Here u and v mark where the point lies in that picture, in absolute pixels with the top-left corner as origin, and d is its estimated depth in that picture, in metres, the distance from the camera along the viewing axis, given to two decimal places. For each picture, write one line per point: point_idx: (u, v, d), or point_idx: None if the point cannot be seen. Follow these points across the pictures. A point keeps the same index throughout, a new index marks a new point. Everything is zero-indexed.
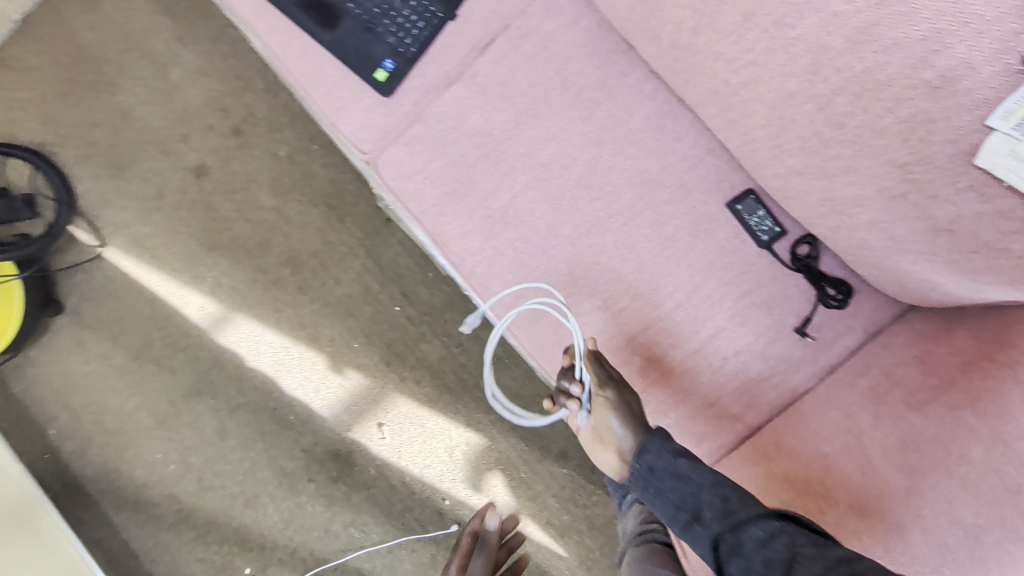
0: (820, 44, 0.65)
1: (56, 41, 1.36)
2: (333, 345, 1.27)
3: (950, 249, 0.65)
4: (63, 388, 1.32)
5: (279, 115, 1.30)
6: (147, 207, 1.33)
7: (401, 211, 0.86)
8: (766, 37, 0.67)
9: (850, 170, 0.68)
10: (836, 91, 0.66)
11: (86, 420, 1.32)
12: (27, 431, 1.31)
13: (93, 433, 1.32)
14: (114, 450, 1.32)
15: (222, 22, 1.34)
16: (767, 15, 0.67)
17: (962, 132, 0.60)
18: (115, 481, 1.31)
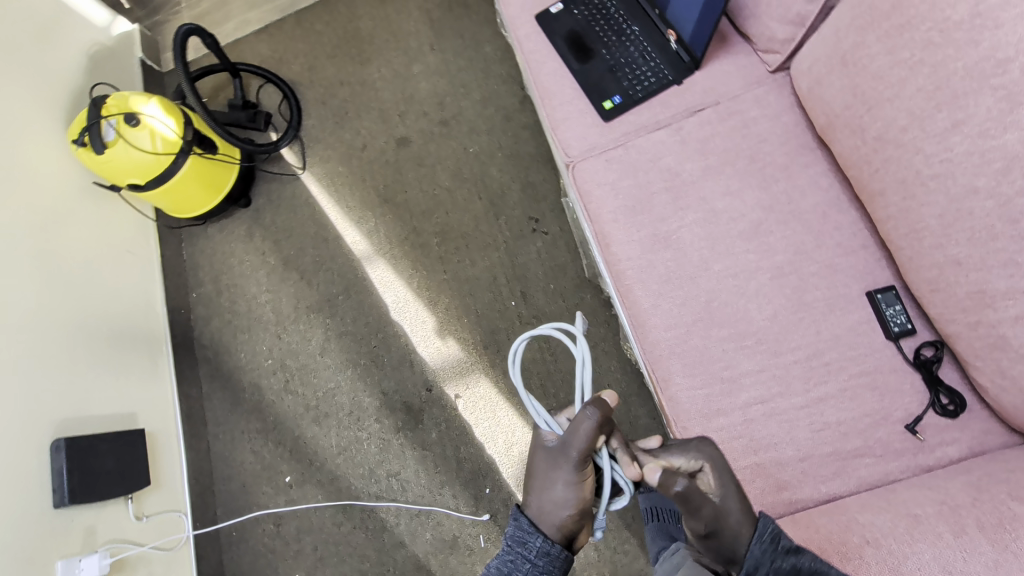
0: (1014, 153, 0.61)
1: (342, 19, 1.75)
2: (447, 314, 1.41)
3: None
4: (220, 265, 1.56)
5: (481, 122, 1.55)
6: (349, 154, 1.60)
7: (580, 211, 1.05)
8: (967, 142, 0.64)
9: (1010, 263, 0.63)
10: (1018, 192, 0.61)
11: (223, 297, 1.53)
12: (178, 286, 1.53)
13: (225, 308, 1.52)
14: (232, 329, 1.50)
15: (467, 42, 1.64)
16: (977, 124, 0.63)
17: None
18: (220, 355, 1.48)
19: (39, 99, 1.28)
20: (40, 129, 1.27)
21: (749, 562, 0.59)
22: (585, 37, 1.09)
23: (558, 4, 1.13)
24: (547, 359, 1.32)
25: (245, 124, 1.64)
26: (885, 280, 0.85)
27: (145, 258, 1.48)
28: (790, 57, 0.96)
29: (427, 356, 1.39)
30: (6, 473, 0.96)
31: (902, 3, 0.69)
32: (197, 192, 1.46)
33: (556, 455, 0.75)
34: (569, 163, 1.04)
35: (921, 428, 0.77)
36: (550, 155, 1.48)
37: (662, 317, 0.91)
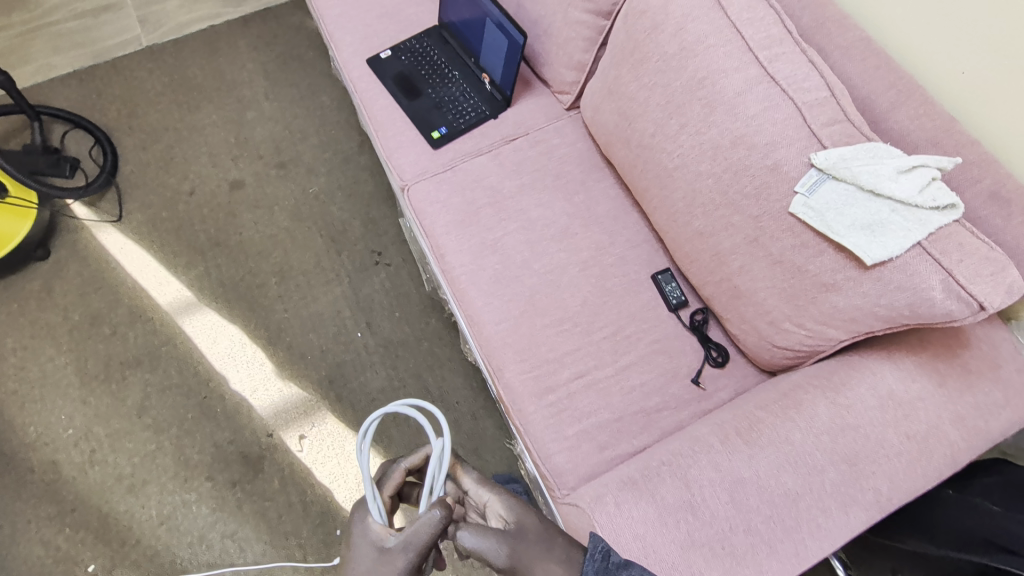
0: (713, 145, 0.81)
1: (170, 70, 1.72)
2: (288, 354, 1.34)
3: (787, 280, 0.77)
4: (5, 328, 1.34)
5: (320, 164, 1.58)
6: (175, 198, 1.52)
7: (417, 229, 1.14)
8: (688, 138, 0.84)
9: (727, 226, 0.82)
10: (722, 171, 0.81)
11: (9, 362, 1.30)
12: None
13: (10, 377, 1.29)
14: (18, 399, 1.27)
15: (304, 92, 1.70)
16: (691, 125, 0.83)
17: (786, 198, 0.75)
18: (2, 432, 1.24)
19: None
20: None
21: None
22: (411, 78, 1.23)
23: (388, 50, 1.27)
24: (397, 386, 1.32)
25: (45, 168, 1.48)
26: (663, 265, 1.03)
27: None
28: (578, 97, 1.17)
29: (268, 401, 1.29)
30: None
31: (638, 44, 0.90)
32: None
33: (388, 557, 0.63)
34: (403, 186, 1.14)
35: (702, 378, 0.93)
36: (389, 192, 1.55)
37: (492, 313, 1.00)
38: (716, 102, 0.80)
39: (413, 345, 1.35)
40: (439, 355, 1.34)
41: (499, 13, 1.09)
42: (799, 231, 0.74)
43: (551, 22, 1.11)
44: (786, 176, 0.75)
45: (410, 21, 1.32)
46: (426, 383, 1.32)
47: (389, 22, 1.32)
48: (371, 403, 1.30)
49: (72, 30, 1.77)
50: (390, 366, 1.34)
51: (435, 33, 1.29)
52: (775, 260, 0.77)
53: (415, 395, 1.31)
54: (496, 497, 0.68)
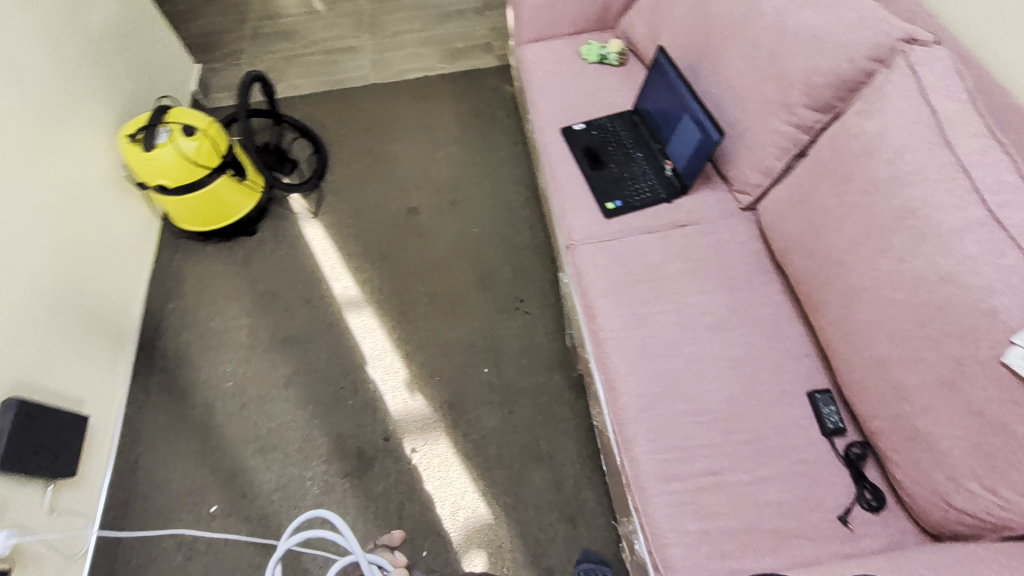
0: (917, 276, 0.79)
1: (384, 106, 2.02)
2: (418, 370, 1.44)
3: (984, 436, 0.71)
4: (206, 282, 1.58)
5: (486, 209, 1.74)
6: (362, 210, 1.74)
7: (573, 286, 1.20)
8: (886, 262, 0.82)
9: (918, 361, 0.78)
10: (921, 304, 0.78)
11: (201, 311, 1.53)
12: (159, 293, 1.55)
13: (198, 323, 1.51)
14: (199, 344, 1.48)
15: (487, 145, 1.90)
16: (893, 251, 0.82)
17: (998, 348, 0.70)
18: (179, 367, 1.44)
19: (97, 98, 1.43)
20: (92, 124, 1.39)
21: None
22: (598, 152, 1.34)
23: (582, 123, 1.40)
24: (509, 428, 1.34)
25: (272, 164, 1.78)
26: (821, 384, 0.99)
27: (140, 259, 1.54)
28: (758, 199, 1.20)
29: (392, 407, 1.38)
30: None
31: (844, 163, 0.91)
32: (216, 211, 1.55)
33: None
34: (571, 245, 1.22)
35: (851, 518, 0.86)
36: (542, 247, 1.65)
37: (633, 383, 1.01)
38: (927, 234, 0.79)
39: (534, 394, 1.38)
40: (556, 411, 1.36)
41: (701, 110, 1.17)
42: (1011, 386, 0.69)
43: (747, 126, 1.16)
44: (1002, 326, 0.71)
45: (606, 102, 1.45)
46: (536, 434, 1.33)
47: (586, 100, 1.45)
48: (481, 436, 1.34)
49: (319, 61, 2.16)
50: (507, 407, 1.38)
51: (627, 117, 1.40)
52: (974, 411, 0.72)
53: (523, 442, 1.32)
54: None
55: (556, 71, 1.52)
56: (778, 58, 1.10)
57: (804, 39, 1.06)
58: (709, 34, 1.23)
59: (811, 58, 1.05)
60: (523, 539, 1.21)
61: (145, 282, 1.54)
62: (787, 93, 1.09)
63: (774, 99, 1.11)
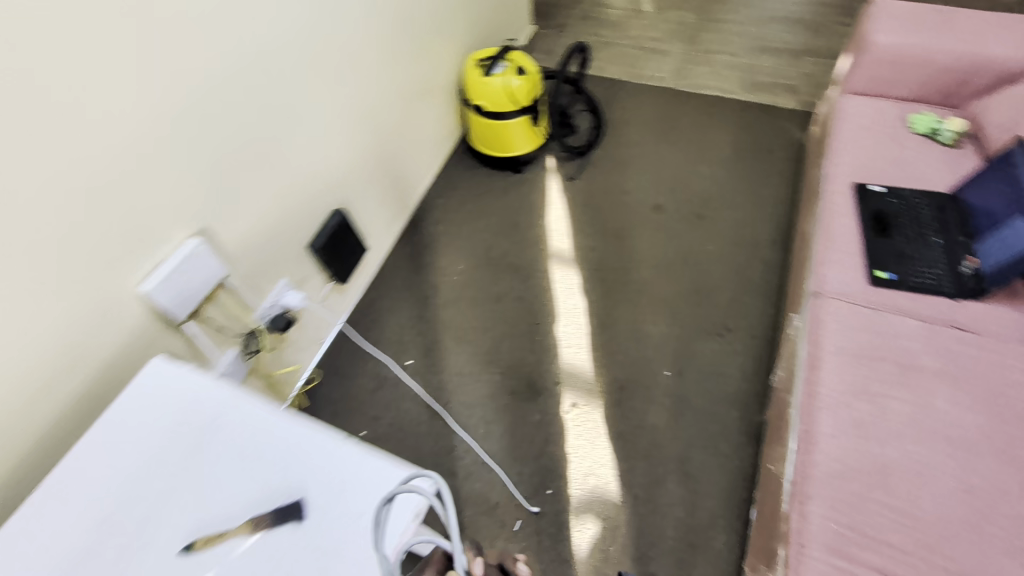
0: None
1: (670, 110, 2.11)
2: (605, 342, 1.51)
3: None
4: (469, 195, 1.85)
5: (729, 235, 1.73)
6: (613, 190, 1.86)
7: (802, 332, 1.16)
8: None
9: None
10: None
11: (456, 215, 1.80)
12: (435, 188, 1.86)
13: (452, 223, 1.78)
14: (446, 238, 1.75)
15: (754, 178, 1.87)
16: None
17: None
18: (425, 248, 1.72)
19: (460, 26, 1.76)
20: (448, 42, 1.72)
21: None
22: (888, 219, 1.25)
23: (881, 187, 1.31)
24: (666, 433, 1.35)
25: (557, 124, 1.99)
26: None
27: (436, 156, 1.87)
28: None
29: (572, 360, 1.48)
30: (297, 194, 1.25)
31: None
32: (504, 142, 1.80)
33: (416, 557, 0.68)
34: (817, 294, 1.17)
35: None
36: (771, 290, 1.59)
37: (835, 446, 0.95)
38: None
39: (704, 418, 1.36)
40: (719, 443, 1.33)
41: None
42: None
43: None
44: None
45: (918, 176, 1.33)
46: (692, 453, 1.32)
47: (896, 165, 1.36)
48: (638, 426, 1.36)
49: (629, 54, 2.34)
50: (672, 415, 1.38)
51: (937, 199, 1.28)
52: None
53: (676, 455, 1.32)
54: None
55: (874, 128, 1.44)
56: None
57: None
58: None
59: None
60: (639, 535, 1.22)
61: (431, 174, 1.87)
62: None
63: None
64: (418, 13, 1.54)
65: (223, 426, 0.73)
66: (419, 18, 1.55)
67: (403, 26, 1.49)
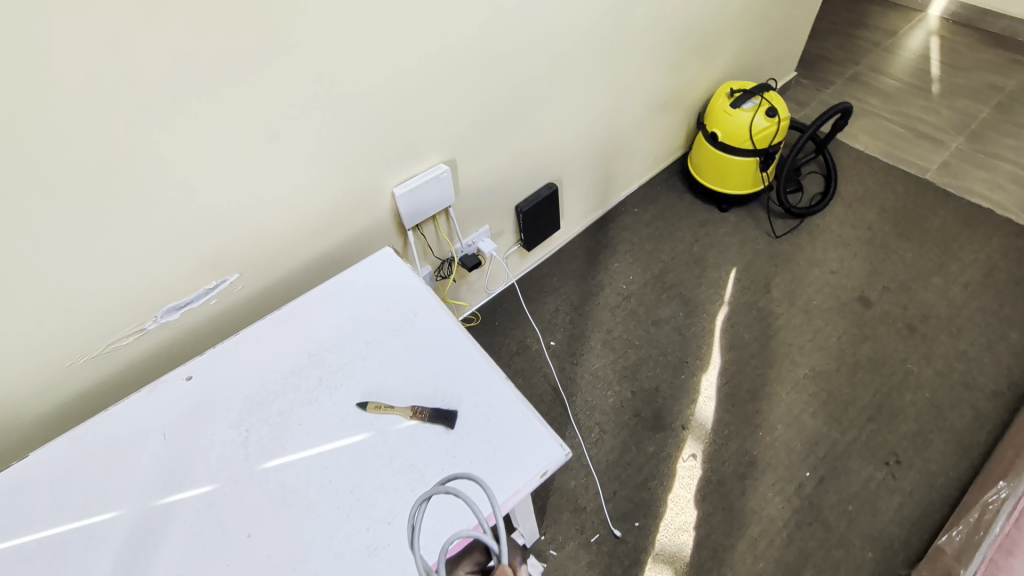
0: None
1: (920, 205, 1.86)
2: (749, 411, 1.41)
3: None
4: (665, 215, 1.83)
5: (941, 362, 1.49)
6: (820, 264, 1.70)
7: (1004, 505, 0.97)
8: None
9: None
10: None
11: (646, 229, 1.79)
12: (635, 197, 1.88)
13: (640, 235, 1.78)
14: (628, 246, 1.75)
15: (1000, 313, 1.58)
16: None
17: None
18: (604, 248, 1.74)
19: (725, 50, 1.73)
20: (707, 63, 1.70)
21: None
22: None
23: None
24: (781, 534, 1.23)
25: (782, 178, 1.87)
26: None
27: (649, 166, 1.87)
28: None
29: (708, 413, 1.41)
30: (526, 158, 1.36)
31: None
32: (721, 175, 1.74)
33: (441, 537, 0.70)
34: None
35: None
36: (970, 443, 1.34)
37: None
38: None
39: (831, 539, 1.22)
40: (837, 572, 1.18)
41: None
42: None
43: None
44: None
45: None
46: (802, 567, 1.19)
47: None
48: (753, 510, 1.26)
49: (893, 131, 2.10)
50: (796, 519, 1.25)
51: None
52: None
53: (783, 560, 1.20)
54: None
55: None
56: None
57: None
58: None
59: None
60: None
61: (638, 182, 1.88)
62: None
63: None
64: (696, 29, 1.55)
65: (419, 323, 0.89)
66: (694, 34, 1.56)
67: (677, 36, 1.51)
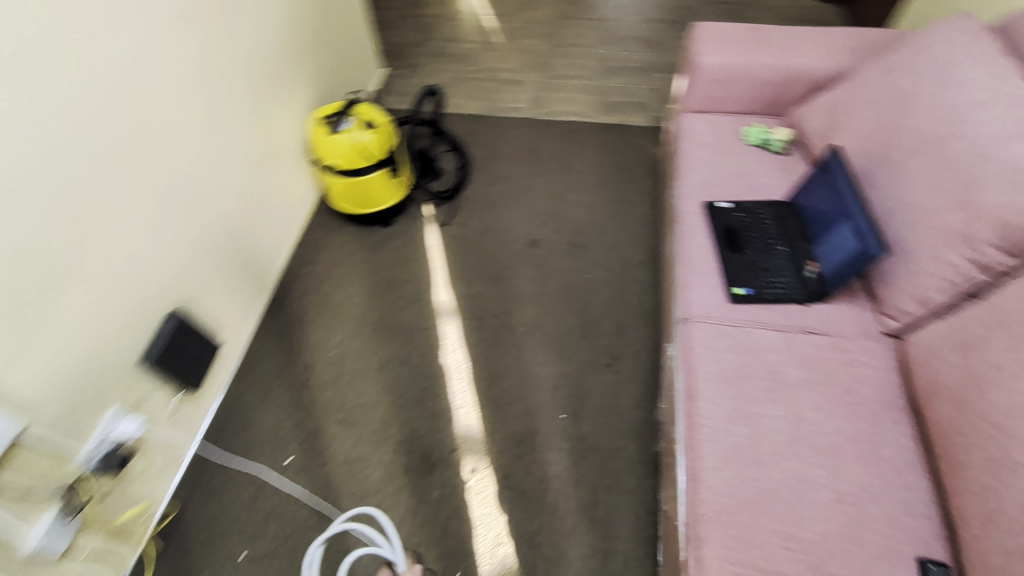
0: None
1: (532, 141, 2.12)
2: (497, 394, 1.46)
3: None
4: (336, 259, 1.72)
5: (605, 260, 1.75)
6: (487, 229, 1.82)
7: (678, 363, 1.17)
8: None
9: None
10: None
11: (325, 282, 1.66)
12: (297, 256, 1.72)
13: (322, 291, 1.64)
14: (316, 310, 1.61)
15: (620, 199, 1.93)
16: None
17: None
18: (293, 327, 1.57)
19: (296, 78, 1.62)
20: (282, 98, 1.56)
21: None
22: (739, 236, 1.30)
23: (727, 203, 1.36)
24: (571, 482, 1.32)
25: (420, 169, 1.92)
26: (937, 553, 0.88)
27: (295, 219, 1.73)
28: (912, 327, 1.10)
29: (467, 422, 1.41)
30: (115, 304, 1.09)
31: None
32: (364, 198, 1.69)
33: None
34: (686, 322, 1.19)
35: None
36: (649, 311, 1.63)
37: (720, 481, 0.96)
38: None
39: (603, 456, 1.35)
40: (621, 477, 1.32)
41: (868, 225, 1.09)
42: None
43: (919, 245, 1.08)
44: None
45: (758, 186, 1.40)
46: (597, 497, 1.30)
47: (738, 179, 1.42)
48: (542, 480, 1.32)
49: (486, 87, 2.34)
50: (574, 459, 1.35)
51: (776, 207, 1.35)
52: None
53: (582, 505, 1.29)
54: None
55: (713, 144, 1.50)
56: (971, 186, 1.02)
57: (1010, 173, 0.98)
58: (895, 142, 1.17)
59: (1015, 197, 0.96)
60: None
61: (293, 239, 1.73)
62: (973, 226, 1.00)
63: (955, 230, 1.03)
64: (250, 82, 1.41)
65: None
66: (252, 86, 1.42)
67: (233, 97, 1.36)
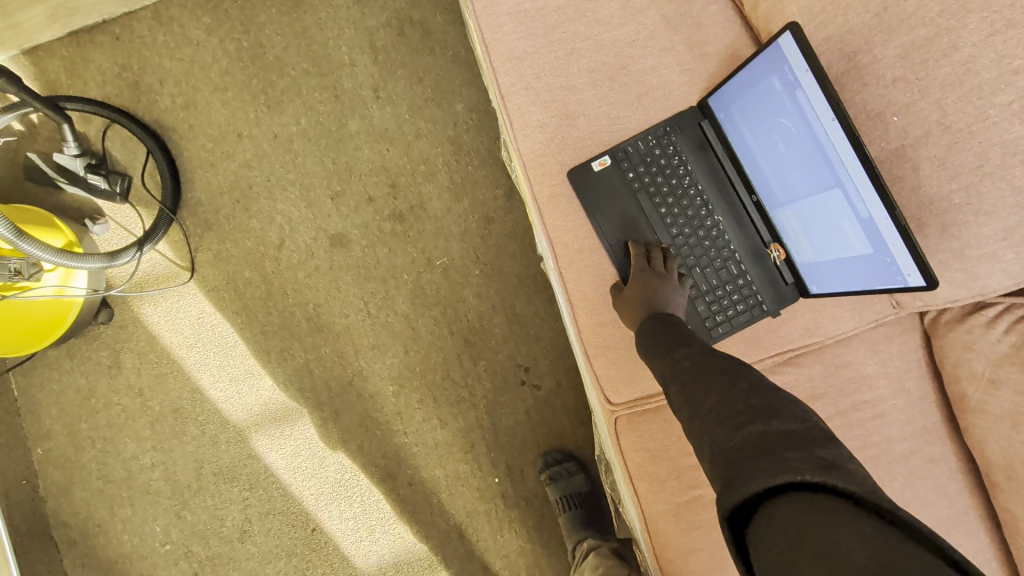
0: None
1: (232, 28, 1.21)
2: (409, 489, 1.20)
3: None
4: (74, 412, 1.20)
5: (452, 221, 1.21)
6: (263, 250, 1.21)
7: (619, 474, 0.83)
8: None
9: None
10: None
11: (86, 459, 1.20)
12: (13, 443, 1.19)
13: (91, 473, 1.19)
14: (104, 500, 1.19)
15: (429, 95, 1.22)
16: None
17: None
18: (93, 539, 1.19)
19: None
20: None
21: (737, 469, 0.45)
22: (642, 223, 0.77)
23: (606, 158, 0.76)
24: (537, 547, 1.20)
25: (86, 187, 1.17)
26: None
27: None
28: (959, 315, 0.74)
29: (365, 550, 1.20)
30: None
31: None
32: None
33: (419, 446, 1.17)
34: (612, 416, 0.79)
35: None
36: (542, 279, 1.22)
37: None
38: None
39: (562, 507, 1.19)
40: (595, 518, 1.16)
41: (896, 227, 0.59)
42: None
43: (992, 202, 0.66)
44: None
45: (648, 88, 0.78)
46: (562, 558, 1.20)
47: (607, 85, 0.78)
48: (507, 559, 1.19)
49: None
50: (534, 520, 1.20)
51: (688, 132, 0.77)
52: None
53: (559, 558, 1.20)
54: (776, 502, 0.43)
55: (541, 15, 0.79)
56: None
57: None
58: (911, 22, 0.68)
59: None
60: None
61: None
62: None
63: None
64: None
65: None
66: None
67: None
